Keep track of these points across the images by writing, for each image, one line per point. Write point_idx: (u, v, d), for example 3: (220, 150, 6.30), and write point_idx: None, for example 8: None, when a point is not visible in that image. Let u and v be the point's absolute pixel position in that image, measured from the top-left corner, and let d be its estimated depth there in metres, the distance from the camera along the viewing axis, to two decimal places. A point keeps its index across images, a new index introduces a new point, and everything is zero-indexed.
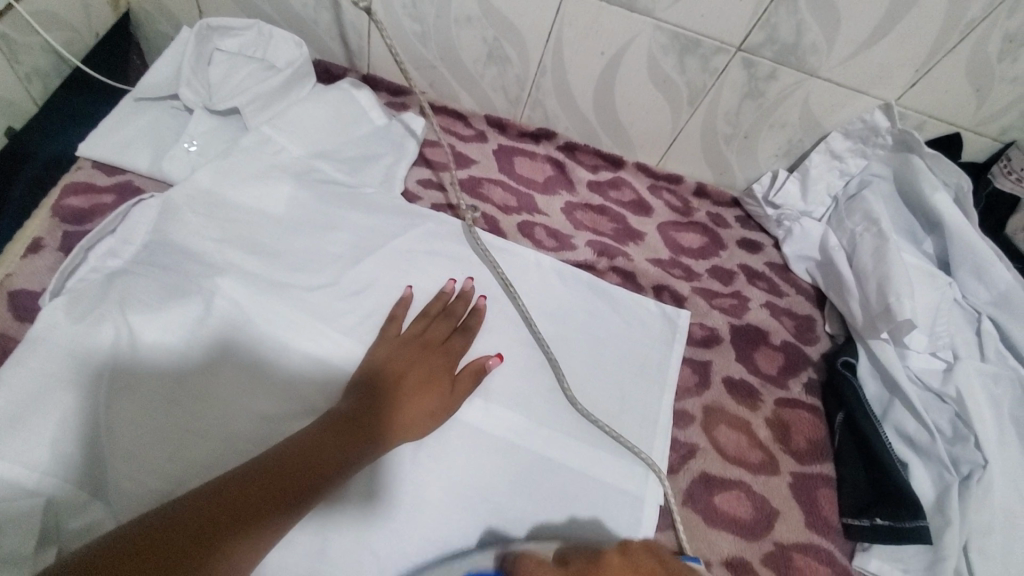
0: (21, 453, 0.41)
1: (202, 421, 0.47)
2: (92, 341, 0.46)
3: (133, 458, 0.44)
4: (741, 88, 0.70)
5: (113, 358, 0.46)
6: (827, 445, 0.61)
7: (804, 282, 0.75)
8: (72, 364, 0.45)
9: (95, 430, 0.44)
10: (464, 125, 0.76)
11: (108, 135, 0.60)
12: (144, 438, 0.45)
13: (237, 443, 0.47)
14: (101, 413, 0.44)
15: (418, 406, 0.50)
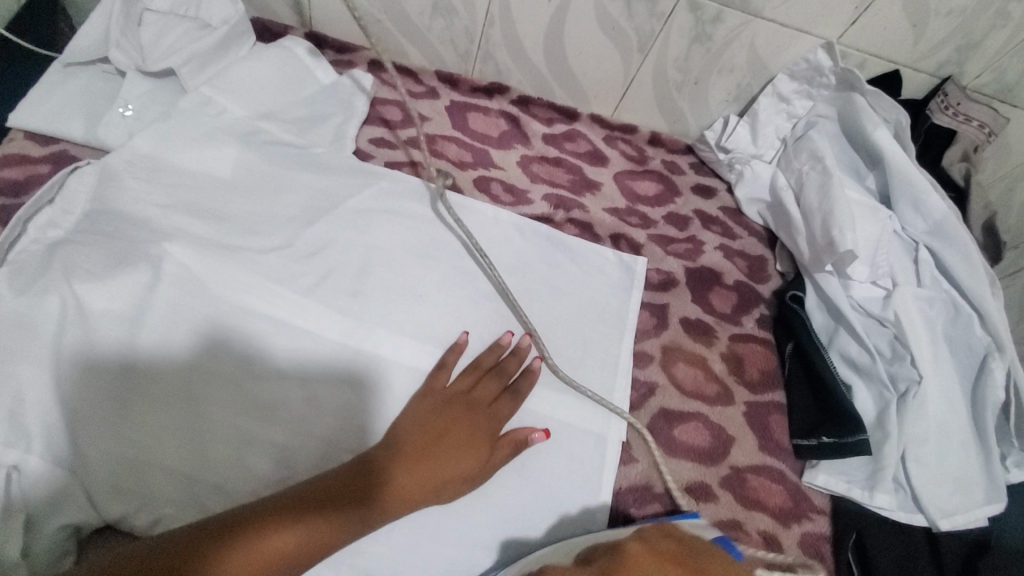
0: None
1: (172, 397, 0.47)
2: (39, 314, 0.45)
3: (96, 429, 0.44)
4: (689, 32, 0.71)
5: (65, 330, 0.45)
6: (778, 374, 0.64)
7: (756, 223, 0.77)
8: (25, 338, 0.44)
9: (53, 401, 0.43)
10: (414, 82, 0.75)
11: (38, 102, 0.57)
12: (105, 408, 0.44)
13: (204, 409, 0.47)
14: (61, 386, 0.44)
15: (450, 468, 0.48)
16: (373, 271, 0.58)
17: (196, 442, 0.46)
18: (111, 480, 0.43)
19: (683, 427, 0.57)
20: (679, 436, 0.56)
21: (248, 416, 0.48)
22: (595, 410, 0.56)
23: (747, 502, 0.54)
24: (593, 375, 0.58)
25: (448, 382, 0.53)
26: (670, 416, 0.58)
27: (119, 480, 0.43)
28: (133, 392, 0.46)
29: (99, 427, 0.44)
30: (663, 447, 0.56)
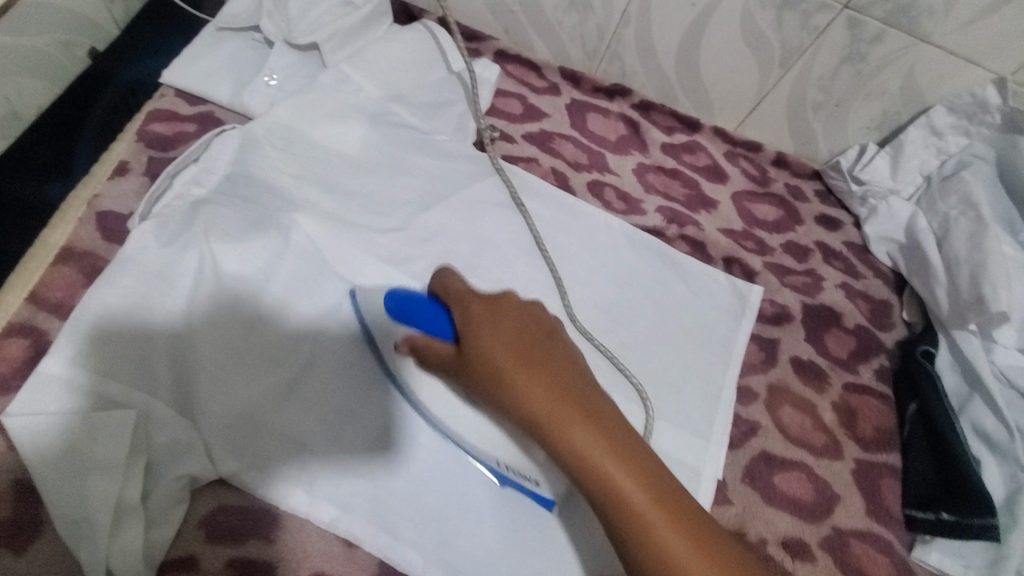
0: (113, 369, 0.43)
1: (285, 357, 0.48)
2: (179, 265, 0.47)
3: (216, 380, 0.45)
4: (841, 51, 0.65)
5: (200, 284, 0.47)
6: (895, 436, 0.59)
7: (884, 265, 0.70)
8: (162, 288, 0.46)
9: (182, 347, 0.45)
10: (536, 76, 0.73)
11: (192, 64, 0.60)
12: (226, 361, 0.45)
13: (313, 374, 0.48)
14: (191, 334, 0.45)
15: None
16: (480, 265, 0.57)
17: (304, 404, 0.47)
18: (227, 433, 0.44)
19: (786, 476, 0.53)
20: (779, 485, 0.53)
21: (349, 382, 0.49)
22: (691, 442, 0.52)
23: (848, 569, 0.50)
24: (694, 406, 0.54)
25: None
26: (772, 461, 0.54)
27: (235, 434, 0.44)
28: (252, 349, 0.47)
29: (221, 378, 0.45)
30: (762, 495, 0.52)
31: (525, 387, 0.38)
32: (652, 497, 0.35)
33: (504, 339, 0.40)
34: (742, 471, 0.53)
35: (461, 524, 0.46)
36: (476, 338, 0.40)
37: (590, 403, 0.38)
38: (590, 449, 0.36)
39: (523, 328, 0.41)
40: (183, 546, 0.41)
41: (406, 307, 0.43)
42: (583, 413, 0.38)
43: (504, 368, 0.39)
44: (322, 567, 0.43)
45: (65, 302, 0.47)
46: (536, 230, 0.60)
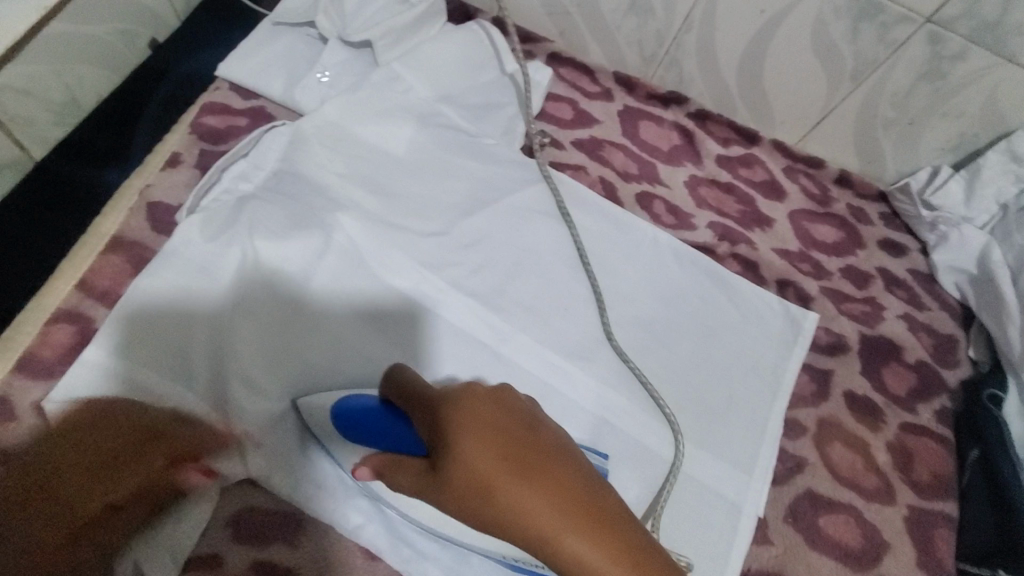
0: (151, 360, 0.43)
1: (307, 358, 0.47)
2: (221, 260, 0.47)
3: (248, 379, 0.45)
4: (919, 67, 0.61)
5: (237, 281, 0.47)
6: (952, 481, 0.54)
7: (950, 296, 0.66)
8: (203, 282, 0.46)
9: (219, 344, 0.45)
10: (589, 81, 0.71)
11: (247, 57, 0.60)
12: (261, 362, 0.46)
13: (342, 379, 0.48)
14: (228, 331, 0.45)
15: None
16: (520, 276, 0.56)
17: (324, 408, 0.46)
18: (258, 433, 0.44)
19: (832, 518, 0.50)
20: (824, 528, 0.50)
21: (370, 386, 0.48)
22: (732, 475, 0.50)
23: None
24: (737, 436, 0.52)
25: None
26: (818, 501, 0.51)
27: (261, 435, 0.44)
28: (284, 350, 0.47)
29: (246, 376, 0.45)
30: (805, 536, 0.49)
31: (505, 490, 0.27)
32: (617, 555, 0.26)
33: (468, 429, 0.29)
34: (784, 509, 0.50)
35: None
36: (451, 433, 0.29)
37: (544, 451, 0.28)
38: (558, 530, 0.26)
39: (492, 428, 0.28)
40: (210, 542, 0.42)
41: (363, 424, 0.40)
42: (573, 513, 0.26)
43: (484, 474, 0.27)
44: None
45: (114, 291, 0.48)
46: (580, 241, 0.58)
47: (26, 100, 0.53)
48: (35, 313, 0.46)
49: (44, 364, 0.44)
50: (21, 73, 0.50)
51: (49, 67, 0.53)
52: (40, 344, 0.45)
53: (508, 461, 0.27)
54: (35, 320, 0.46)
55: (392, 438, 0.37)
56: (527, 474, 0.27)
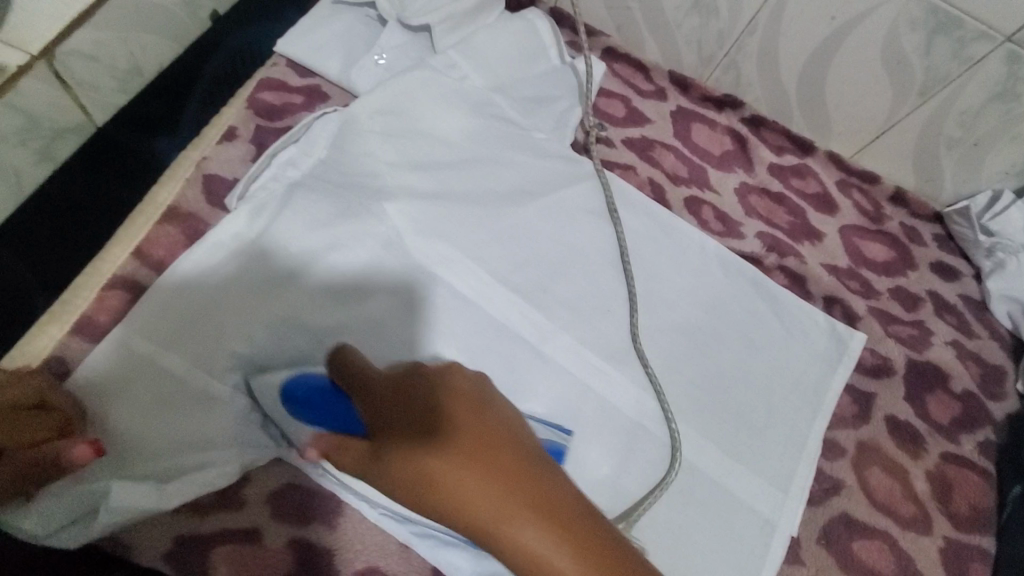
0: (183, 331, 0.44)
1: (325, 333, 0.47)
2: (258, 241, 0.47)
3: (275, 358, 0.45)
4: (993, 87, 0.58)
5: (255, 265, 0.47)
6: (992, 517, 0.53)
7: (1001, 326, 0.64)
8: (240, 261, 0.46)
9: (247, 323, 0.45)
10: (643, 78, 0.70)
11: (306, 34, 0.60)
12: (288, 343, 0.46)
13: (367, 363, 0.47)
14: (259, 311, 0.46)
15: None
16: (564, 275, 0.55)
17: None
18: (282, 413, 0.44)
19: (866, 544, 0.49)
20: (858, 553, 0.49)
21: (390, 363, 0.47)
22: (768, 492, 0.50)
23: None
24: (774, 453, 0.51)
25: None
26: (853, 526, 0.50)
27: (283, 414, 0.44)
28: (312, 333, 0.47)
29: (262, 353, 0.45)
30: (837, 560, 0.48)
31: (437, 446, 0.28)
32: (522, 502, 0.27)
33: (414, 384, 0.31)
34: (818, 530, 0.50)
35: None
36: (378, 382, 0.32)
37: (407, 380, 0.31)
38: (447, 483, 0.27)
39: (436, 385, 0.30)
40: (249, 517, 0.42)
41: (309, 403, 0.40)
42: (502, 484, 0.27)
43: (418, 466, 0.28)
44: (379, 561, 0.43)
45: (168, 260, 0.48)
46: (628, 245, 0.57)
47: (96, 67, 0.53)
48: (91, 279, 0.47)
49: (99, 329, 0.45)
50: (93, 40, 0.51)
51: (119, 36, 0.54)
52: (95, 309, 0.45)
53: (409, 418, 0.30)
54: (91, 287, 0.46)
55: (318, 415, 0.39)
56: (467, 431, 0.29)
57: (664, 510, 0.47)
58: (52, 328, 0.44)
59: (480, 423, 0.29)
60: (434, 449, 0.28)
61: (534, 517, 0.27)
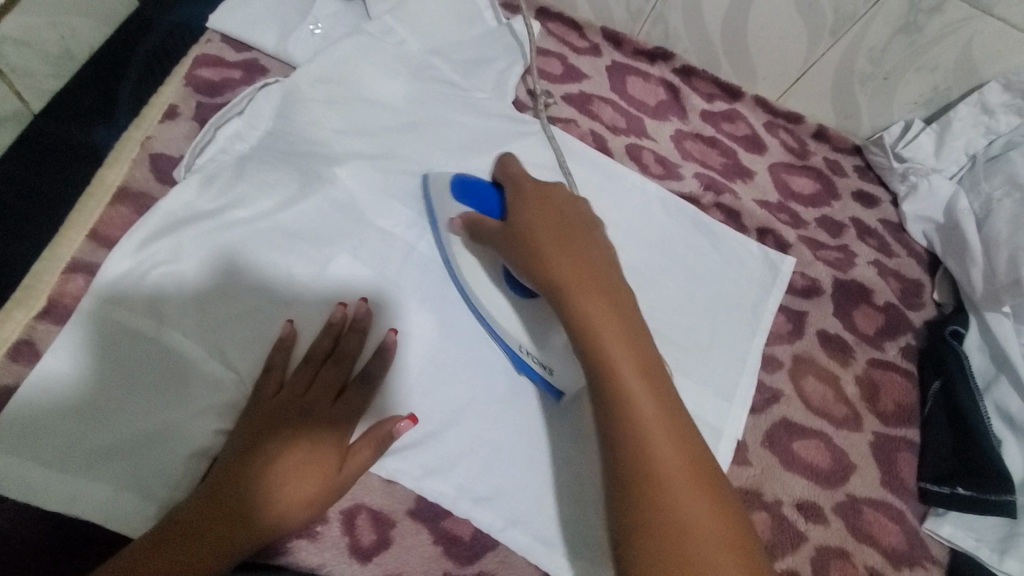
0: (137, 305, 0.45)
1: (268, 292, 0.48)
2: (202, 207, 0.48)
3: (229, 324, 0.46)
4: (897, 21, 0.63)
5: (203, 238, 0.47)
6: (916, 411, 0.59)
7: (918, 245, 0.69)
8: (189, 232, 0.47)
9: (204, 295, 0.46)
10: (578, 36, 0.73)
11: (239, 9, 0.60)
12: (239, 308, 0.47)
13: (320, 308, 0.49)
14: (210, 275, 0.47)
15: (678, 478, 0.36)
16: None
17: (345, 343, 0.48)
18: (257, 366, 0.46)
19: (806, 443, 0.55)
20: (798, 452, 0.54)
21: (408, 350, 0.49)
22: (715, 404, 0.54)
23: (858, 534, 0.51)
24: (721, 371, 0.56)
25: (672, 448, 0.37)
26: (793, 429, 0.55)
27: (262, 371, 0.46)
28: (265, 286, 0.48)
29: (224, 322, 0.46)
30: (781, 459, 0.53)
31: (594, 321, 0.41)
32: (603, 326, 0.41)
33: (561, 243, 0.46)
34: (763, 435, 0.54)
35: (484, 457, 0.47)
36: (590, 309, 0.42)
37: (607, 270, 0.45)
38: (577, 298, 0.42)
39: (574, 235, 0.47)
40: None
41: (474, 190, 0.52)
42: (636, 366, 0.40)
43: (564, 283, 0.43)
44: (362, 498, 0.44)
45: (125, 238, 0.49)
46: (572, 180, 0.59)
47: None
48: (50, 263, 0.47)
49: (64, 311, 0.45)
50: None
51: None
52: (60, 291, 0.46)
53: (590, 285, 0.43)
54: (51, 272, 0.47)
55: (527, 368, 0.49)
56: (650, 396, 0.39)
57: None
58: (18, 313, 0.45)
59: (656, 378, 0.40)
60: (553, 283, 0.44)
61: (587, 298, 0.42)
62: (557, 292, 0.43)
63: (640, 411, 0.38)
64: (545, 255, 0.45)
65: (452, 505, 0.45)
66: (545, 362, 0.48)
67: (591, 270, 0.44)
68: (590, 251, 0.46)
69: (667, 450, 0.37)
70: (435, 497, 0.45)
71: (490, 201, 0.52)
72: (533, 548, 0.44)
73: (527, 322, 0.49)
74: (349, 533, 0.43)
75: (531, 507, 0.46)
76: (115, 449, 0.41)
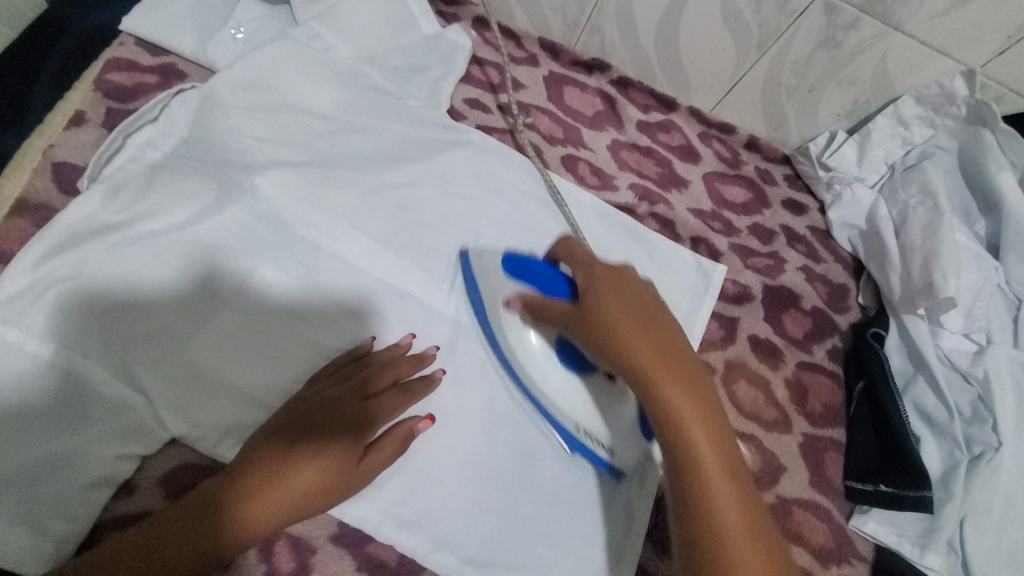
0: (37, 324, 0.41)
1: (189, 308, 0.45)
2: (108, 218, 0.45)
3: (146, 342, 0.43)
4: (817, 36, 0.66)
5: (111, 252, 0.44)
6: (841, 411, 0.61)
7: (844, 250, 0.72)
8: (93, 245, 0.44)
9: (117, 311, 0.43)
10: (515, 46, 0.73)
11: (154, 11, 0.58)
12: (159, 326, 0.44)
13: (247, 325, 0.46)
14: (123, 291, 0.44)
15: (726, 495, 0.38)
16: (450, 234, 0.57)
17: (272, 363, 0.46)
18: (172, 387, 0.43)
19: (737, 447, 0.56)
20: None
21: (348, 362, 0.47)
22: None
23: (788, 535, 0.52)
24: None
25: (720, 467, 0.39)
26: None
27: (180, 392, 0.43)
28: (186, 301, 0.45)
29: (137, 340, 0.43)
30: None
31: (651, 365, 0.42)
32: (669, 376, 0.41)
33: (653, 344, 0.43)
34: None
35: (415, 471, 0.46)
36: (678, 415, 0.40)
37: (652, 308, 0.45)
38: (648, 362, 0.42)
39: (663, 331, 0.44)
40: (142, 500, 0.41)
41: (529, 267, 0.49)
42: (690, 400, 0.41)
43: (631, 340, 0.43)
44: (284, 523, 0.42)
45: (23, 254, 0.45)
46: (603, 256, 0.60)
47: None
48: None
49: None
50: None
51: None
52: None
53: (649, 332, 0.43)
54: None
55: (585, 450, 0.49)
56: (732, 500, 0.38)
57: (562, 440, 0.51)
58: None
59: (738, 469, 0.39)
60: (629, 351, 0.42)
61: (645, 350, 0.42)
62: (633, 370, 0.42)
63: (724, 518, 0.37)
64: (660, 385, 0.41)
65: (377, 528, 0.43)
66: (608, 444, 0.49)
67: (653, 314, 0.45)
68: (646, 290, 0.47)
69: (750, 558, 0.36)
70: (357, 523, 0.43)
71: (557, 283, 0.48)
72: (460, 571, 0.43)
73: (595, 405, 0.49)
74: (266, 560, 0.41)
75: (459, 530, 0.45)
76: (6, 481, 0.38)
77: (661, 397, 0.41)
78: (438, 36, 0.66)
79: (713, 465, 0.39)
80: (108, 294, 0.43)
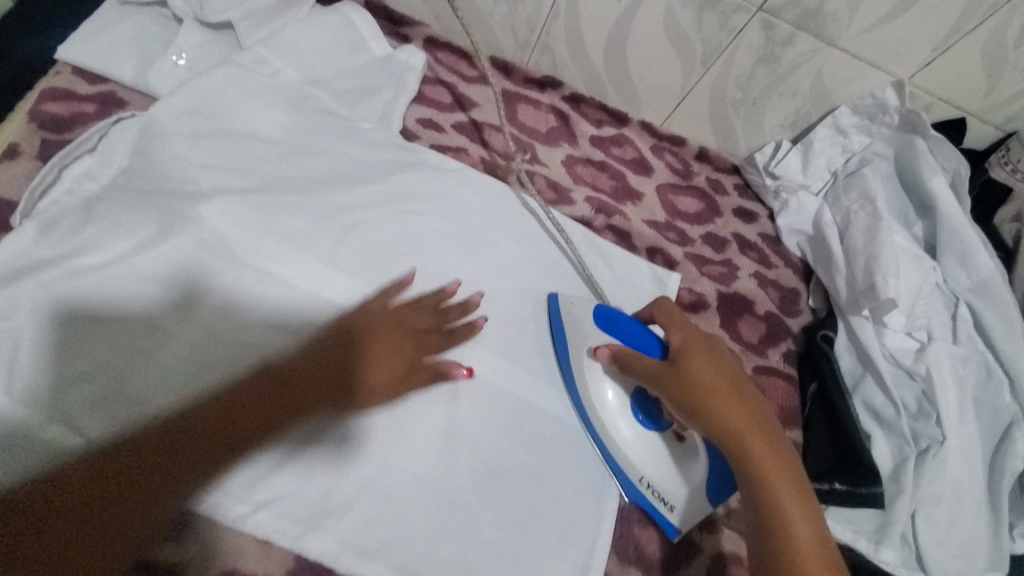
0: None
1: (134, 343, 0.43)
2: (44, 254, 0.44)
3: (87, 379, 0.41)
4: (758, 51, 0.68)
5: (45, 289, 0.42)
6: (797, 412, 0.62)
7: (793, 255, 0.75)
8: (27, 283, 0.42)
9: (55, 350, 0.41)
10: (467, 65, 0.74)
11: (91, 40, 0.56)
12: (99, 362, 0.42)
13: (197, 357, 0.45)
14: (60, 328, 0.42)
15: (804, 525, 0.40)
16: (406, 255, 0.57)
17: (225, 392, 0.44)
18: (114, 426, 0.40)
19: None
20: None
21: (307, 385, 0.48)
22: None
23: None
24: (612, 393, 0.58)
25: (795, 505, 0.41)
26: None
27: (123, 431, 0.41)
28: (132, 336, 0.44)
29: (77, 379, 0.41)
30: None
31: (729, 412, 0.45)
32: (744, 420, 0.45)
33: (727, 393, 0.46)
34: None
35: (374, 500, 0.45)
36: (758, 454, 0.43)
37: (721, 356, 0.49)
38: (727, 409, 0.45)
39: (738, 377, 0.48)
40: None
41: (618, 321, 0.54)
42: (766, 443, 0.44)
43: (713, 386, 0.46)
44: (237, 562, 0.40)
45: None
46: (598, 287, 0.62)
47: None
48: None
49: None
50: None
51: None
52: None
53: (727, 380, 0.47)
54: None
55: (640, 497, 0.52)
56: (803, 516, 0.41)
57: (524, 457, 0.51)
58: None
59: (812, 508, 0.42)
60: (710, 398, 0.45)
61: (722, 397, 0.45)
62: (711, 419, 0.45)
63: (802, 546, 0.39)
64: (728, 413, 0.45)
65: (337, 558, 0.42)
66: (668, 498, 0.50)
67: (723, 363, 0.48)
68: (714, 340, 0.51)
69: None
70: (317, 555, 0.42)
71: (648, 339, 0.52)
72: None
73: (654, 451, 0.52)
74: None
75: (422, 556, 0.44)
76: None
77: (742, 441, 0.43)
78: (388, 59, 0.67)
79: (790, 501, 0.41)
80: (45, 332, 0.41)
